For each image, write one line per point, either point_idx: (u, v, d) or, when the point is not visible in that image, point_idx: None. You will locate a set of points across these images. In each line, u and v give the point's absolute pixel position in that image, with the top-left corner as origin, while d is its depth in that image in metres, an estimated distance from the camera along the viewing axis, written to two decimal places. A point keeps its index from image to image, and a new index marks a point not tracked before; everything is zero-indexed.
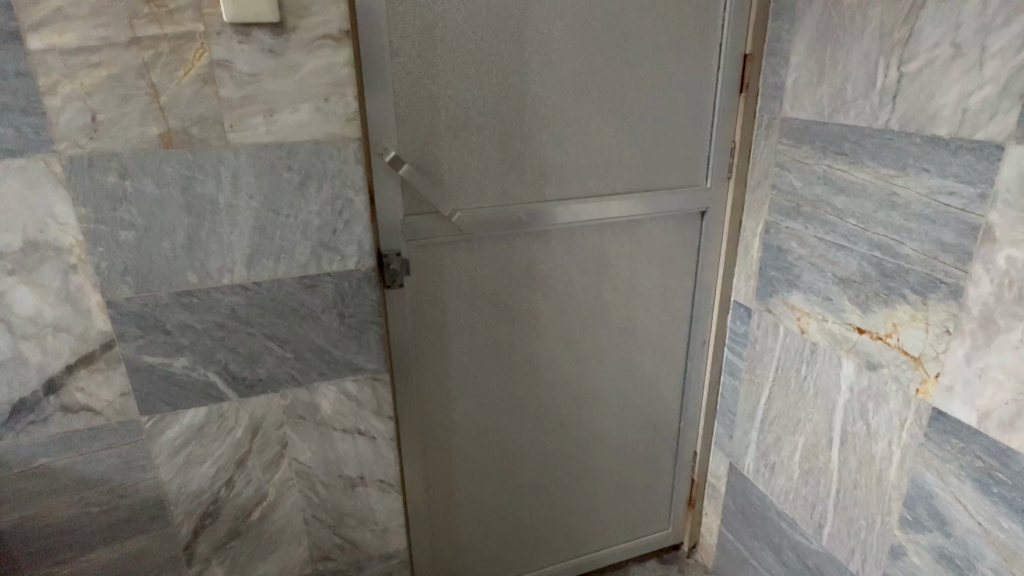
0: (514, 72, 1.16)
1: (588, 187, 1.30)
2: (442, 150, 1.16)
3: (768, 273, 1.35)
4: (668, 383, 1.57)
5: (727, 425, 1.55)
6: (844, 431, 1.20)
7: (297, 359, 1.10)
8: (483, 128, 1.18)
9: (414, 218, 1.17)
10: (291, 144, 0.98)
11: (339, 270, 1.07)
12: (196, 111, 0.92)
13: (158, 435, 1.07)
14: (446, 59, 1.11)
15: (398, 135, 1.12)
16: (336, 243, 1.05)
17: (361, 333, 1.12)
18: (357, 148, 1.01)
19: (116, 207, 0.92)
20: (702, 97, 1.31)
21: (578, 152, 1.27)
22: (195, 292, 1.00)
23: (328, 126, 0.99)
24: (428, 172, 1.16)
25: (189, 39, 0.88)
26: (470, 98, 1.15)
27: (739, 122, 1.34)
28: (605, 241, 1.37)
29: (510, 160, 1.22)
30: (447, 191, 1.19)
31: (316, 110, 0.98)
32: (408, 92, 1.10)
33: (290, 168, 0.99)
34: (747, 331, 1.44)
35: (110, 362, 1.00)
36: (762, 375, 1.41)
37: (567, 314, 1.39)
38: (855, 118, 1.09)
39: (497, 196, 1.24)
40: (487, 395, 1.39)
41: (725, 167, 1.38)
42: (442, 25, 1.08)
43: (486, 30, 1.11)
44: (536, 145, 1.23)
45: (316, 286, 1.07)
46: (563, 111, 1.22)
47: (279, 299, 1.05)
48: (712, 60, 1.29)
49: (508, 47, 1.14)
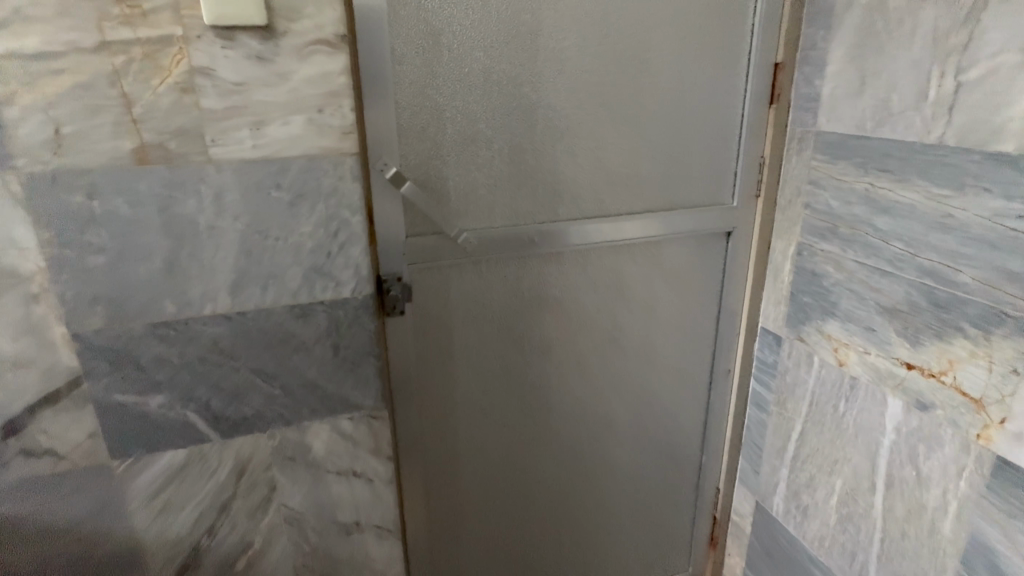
0: (525, 83, 1.07)
1: (605, 206, 1.20)
2: (448, 166, 1.07)
3: (800, 299, 1.24)
4: (690, 414, 1.46)
5: (753, 460, 1.44)
6: (890, 476, 1.09)
7: (287, 395, 0.99)
8: (493, 142, 1.08)
9: (416, 239, 1.07)
10: (281, 160, 0.88)
11: (333, 298, 0.96)
12: (174, 123, 0.82)
13: (133, 479, 0.96)
14: (453, 67, 1.02)
15: (400, 148, 1.03)
16: (330, 268, 0.95)
17: (357, 366, 1.02)
18: (354, 163, 0.91)
19: (83, 230, 0.83)
20: (727, 109, 1.22)
21: (595, 168, 1.17)
22: (174, 324, 0.90)
23: (323, 139, 0.89)
24: (432, 188, 1.07)
25: (166, 43, 0.79)
26: (479, 110, 1.06)
27: (769, 136, 1.24)
28: (622, 262, 1.26)
29: (521, 177, 1.12)
30: (453, 209, 1.09)
31: (309, 122, 0.88)
32: (411, 103, 1.01)
33: (280, 186, 0.89)
34: (776, 361, 1.33)
35: (77, 401, 0.90)
36: (794, 409, 1.30)
37: (581, 341, 1.29)
38: (902, 132, 0.99)
39: (507, 216, 1.14)
40: (495, 426, 1.29)
41: (753, 185, 1.27)
42: (448, 30, 0.99)
43: (497, 36, 1.03)
44: (549, 161, 1.13)
45: (308, 316, 0.96)
46: (577, 123, 1.13)
47: (266, 330, 0.95)
48: (739, 70, 1.20)
49: (520, 55, 1.05)
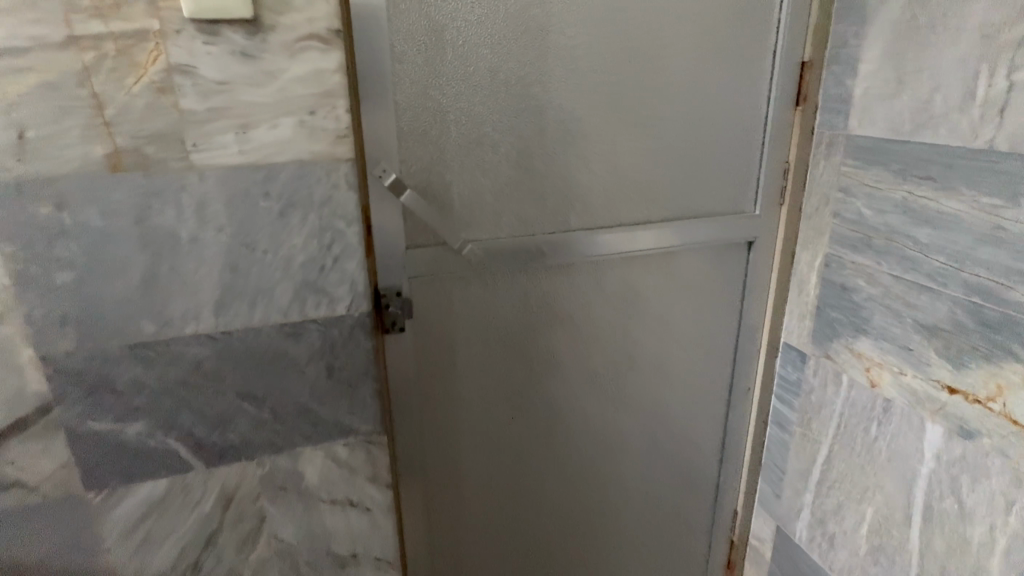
0: (535, 84, 0.99)
1: (620, 215, 1.12)
2: (452, 172, 0.99)
3: (828, 314, 1.16)
4: (708, 434, 1.38)
5: (775, 483, 1.36)
6: (929, 508, 1.01)
7: (277, 420, 0.92)
8: (500, 146, 1.01)
9: (418, 251, 1.00)
10: (270, 167, 0.80)
11: (327, 316, 0.89)
12: (151, 127, 0.75)
13: (109, 512, 0.89)
14: (457, 66, 0.94)
15: (400, 152, 0.95)
16: (324, 283, 0.87)
17: (353, 389, 0.94)
18: (350, 170, 0.83)
19: (51, 244, 0.75)
20: (750, 111, 1.14)
21: (609, 175, 1.09)
22: (153, 345, 0.83)
23: (315, 144, 0.81)
24: (435, 196, 0.99)
25: (141, 38, 0.72)
26: (485, 112, 0.98)
27: (795, 139, 1.16)
28: (638, 274, 1.18)
29: (530, 184, 1.05)
30: (456, 219, 1.02)
31: (299, 125, 0.80)
32: (412, 104, 0.94)
33: (268, 194, 0.81)
34: (800, 379, 1.25)
35: (48, 429, 0.82)
36: (820, 431, 1.21)
37: (593, 357, 1.21)
38: (945, 136, 0.91)
39: (514, 226, 1.06)
40: (500, 447, 1.21)
41: (777, 192, 1.19)
42: (452, 26, 0.92)
43: (504, 33, 0.95)
44: (559, 167, 1.05)
45: (300, 335, 0.89)
46: (590, 126, 1.05)
47: (254, 351, 0.87)
48: (763, 69, 1.12)
49: (529, 53, 0.97)
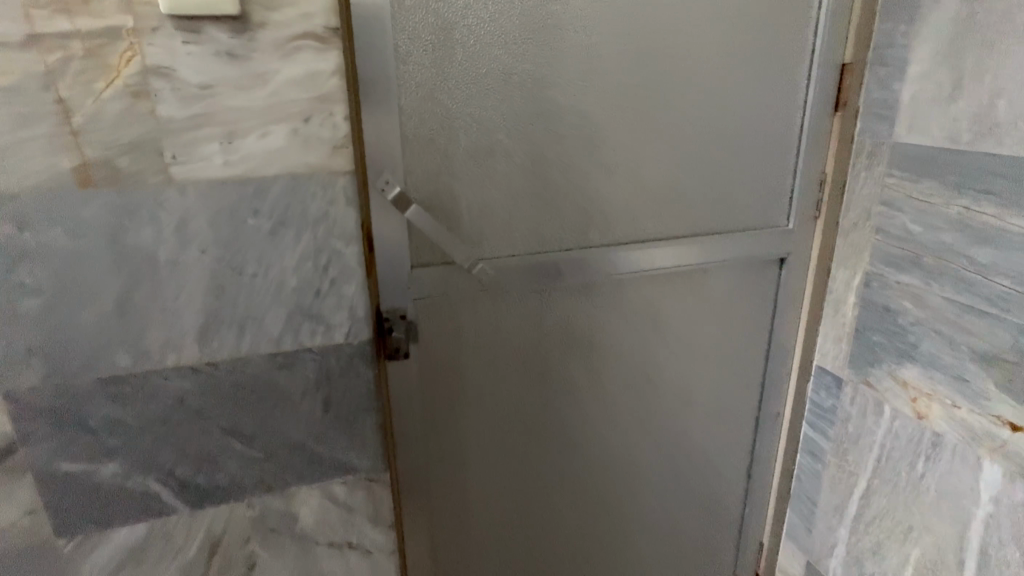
0: (552, 87, 0.91)
1: (643, 230, 1.03)
2: (462, 184, 0.91)
3: (868, 337, 1.07)
4: (734, 462, 1.28)
5: (806, 516, 1.26)
6: (985, 555, 0.92)
7: (268, 458, 0.83)
8: (514, 155, 0.92)
9: (424, 270, 0.91)
10: (259, 181, 0.71)
11: (323, 345, 0.80)
12: (124, 136, 0.66)
13: (83, 560, 0.81)
14: (468, 67, 0.86)
15: (404, 162, 0.86)
16: (319, 309, 0.79)
17: (352, 423, 0.85)
18: (348, 184, 0.75)
19: (12, 268, 0.67)
20: (785, 117, 1.05)
21: (631, 186, 1.00)
22: (130, 378, 0.74)
23: (310, 155, 0.73)
24: (442, 210, 0.91)
25: (112, 37, 0.63)
26: (498, 118, 0.89)
27: (833, 148, 1.07)
28: (661, 292, 1.09)
29: (546, 196, 0.96)
30: (466, 234, 0.93)
31: (292, 134, 0.71)
32: (418, 110, 0.85)
33: (258, 212, 0.73)
34: (836, 406, 1.16)
35: (12, 472, 0.74)
36: (858, 463, 1.12)
37: (612, 382, 1.12)
38: (1009, 146, 0.82)
39: (529, 242, 0.97)
40: (511, 478, 1.12)
41: (813, 204, 1.10)
42: (463, 23, 0.83)
43: (519, 31, 0.86)
44: (578, 178, 0.97)
45: (293, 365, 0.80)
46: (612, 133, 0.96)
47: (242, 384, 0.79)
48: (799, 72, 1.03)
49: (546, 53, 0.89)
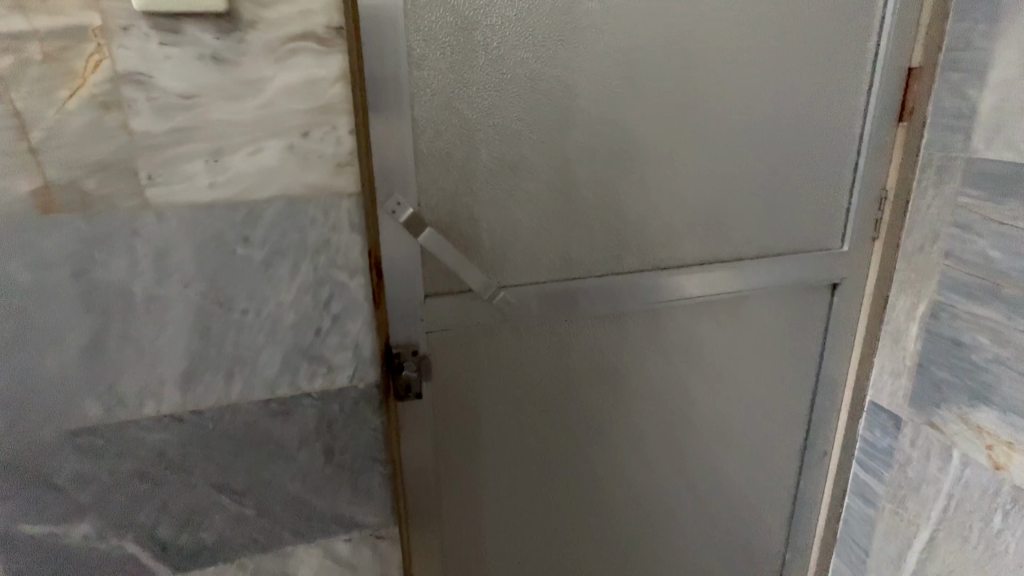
0: (585, 95, 0.80)
1: (683, 253, 0.93)
2: (482, 204, 0.80)
3: (934, 374, 0.96)
4: (776, 505, 1.17)
5: (856, 564, 1.15)
6: None
7: (261, 516, 0.73)
8: (540, 172, 0.82)
9: (439, 300, 0.81)
10: (249, 204, 0.62)
11: (324, 390, 0.70)
12: (92, 153, 0.57)
13: None
14: (490, 73, 0.75)
15: (418, 180, 0.77)
16: (320, 350, 0.69)
17: (357, 474, 0.75)
18: (352, 208, 0.65)
19: None
20: (844, 127, 0.94)
21: (670, 206, 0.89)
22: (103, 429, 0.65)
23: (308, 174, 0.63)
24: (460, 233, 0.81)
25: (77, 38, 0.54)
26: (523, 130, 0.79)
27: (896, 162, 0.96)
28: (699, 323, 0.98)
29: (575, 217, 0.85)
30: (486, 260, 0.83)
31: (288, 150, 0.61)
32: (433, 121, 0.75)
33: (248, 240, 0.63)
34: (893, 447, 1.05)
35: None
36: (919, 513, 1.01)
37: (645, 420, 1.01)
38: None
39: (556, 268, 0.87)
40: (533, 525, 1.01)
41: (872, 224, 0.99)
42: (486, 22, 0.73)
43: (549, 32, 0.76)
44: (612, 196, 0.86)
45: (290, 413, 0.70)
46: (651, 146, 0.85)
47: (232, 434, 0.69)
48: (861, 77, 0.92)
49: (579, 56, 0.78)
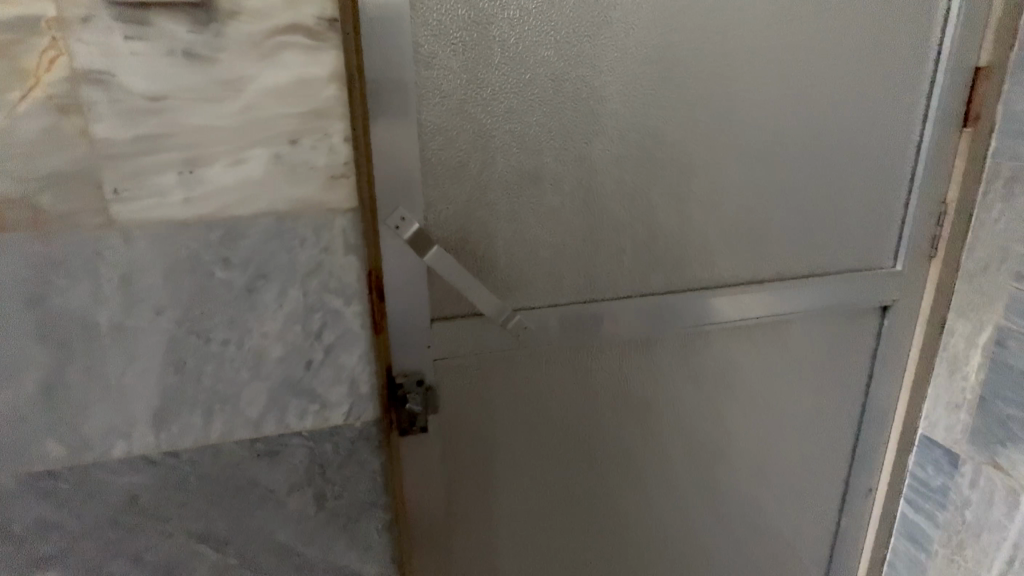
0: (613, 96, 0.72)
1: (719, 272, 0.83)
2: (497, 217, 0.72)
3: (1000, 409, 0.86)
4: (814, 543, 1.07)
5: None
6: None
7: (246, 566, 0.66)
8: (563, 183, 0.73)
9: (447, 325, 0.73)
10: (230, 222, 0.54)
11: (316, 428, 0.63)
12: (48, 164, 0.50)
13: None
14: (508, 72, 0.67)
15: (425, 193, 0.69)
16: (311, 384, 0.61)
17: (353, 521, 0.67)
18: (348, 226, 0.57)
19: None
20: (902, 133, 0.84)
21: (707, 221, 0.80)
22: (66, 472, 0.58)
23: (298, 187, 0.55)
24: (472, 251, 0.73)
25: (28, 30, 0.46)
26: (544, 137, 0.71)
27: (958, 172, 0.86)
28: (736, 348, 0.89)
29: (601, 232, 0.77)
30: (501, 280, 0.75)
31: (275, 160, 0.53)
32: (443, 126, 0.67)
33: (229, 262, 0.55)
34: (949, 486, 0.95)
35: None
36: (979, 561, 0.91)
37: (675, 454, 0.92)
38: None
39: (579, 288, 0.78)
40: (550, 564, 0.93)
41: (929, 241, 0.89)
42: (503, 16, 0.65)
43: (574, 25, 0.68)
44: (642, 209, 0.77)
45: (278, 453, 0.63)
46: (686, 153, 0.76)
47: (212, 478, 0.62)
48: (923, 77, 0.82)
49: (607, 53, 0.70)
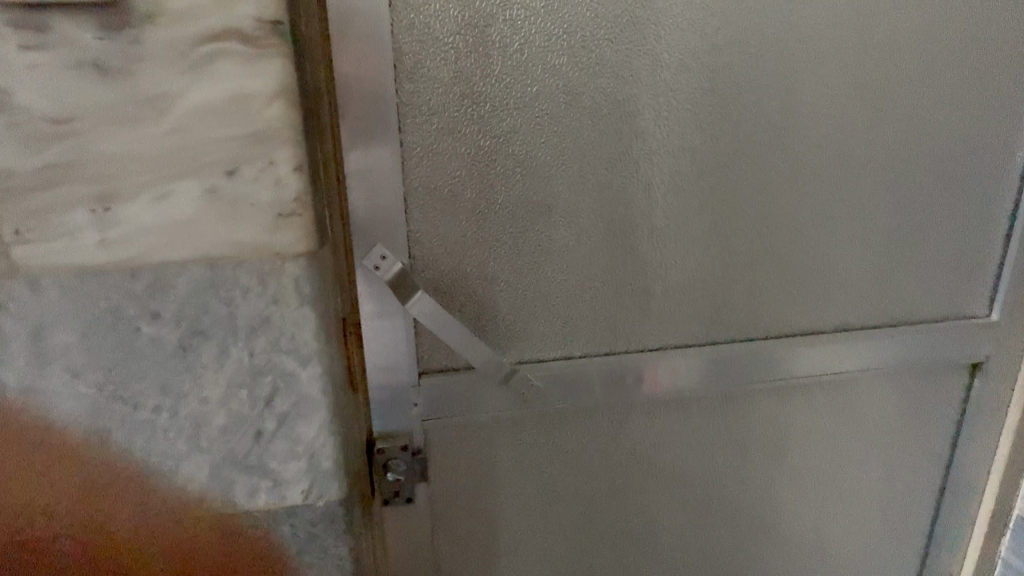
0: (641, 112, 0.59)
1: (771, 320, 0.70)
2: (498, 255, 0.61)
3: None
4: None
5: None
6: None
7: None
8: (578, 217, 0.61)
9: (436, 379, 0.63)
10: (158, 268, 0.45)
11: (269, 510, 0.52)
12: None
13: None
14: (510, 85, 0.56)
15: (413, 226, 0.59)
16: (262, 459, 0.50)
17: None
18: (301, 273, 0.46)
19: None
20: (1006, 156, 0.69)
21: (756, 262, 0.67)
22: None
23: (239, 227, 0.45)
24: (469, 293, 0.62)
25: None
26: (554, 162, 0.59)
27: None
28: (789, 411, 0.75)
29: (625, 273, 0.65)
30: (504, 327, 0.64)
31: (209, 194, 0.43)
32: (433, 149, 0.57)
33: (158, 316, 0.46)
34: None
35: None
36: None
37: (712, 529, 0.78)
38: None
39: (598, 338, 0.66)
40: None
41: None
42: (504, 16, 0.54)
43: (593, 28, 0.56)
44: (676, 245, 0.65)
45: (224, 538, 0.52)
46: (732, 180, 0.63)
47: (147, 564, 0.52)
48: None
49: (635, 60, 0.58)
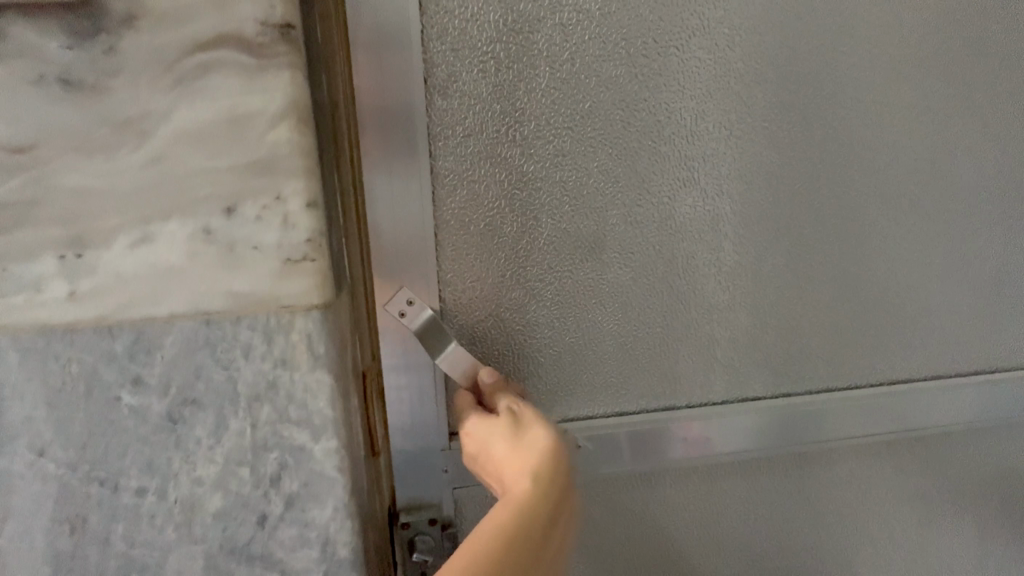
0: (710, 132, 0.51)
1: (852, 367, 0.60)
2: (542, 299, 0.53)
3: None
4: None
5: None
6: None
7: None
8: (634, 253, 0.53)
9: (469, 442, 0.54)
10: (141, 325, 0.37)
11: None
12: None
13: None
14: (559, 101, 0.48)
15: (444, 266, 0.50)
16: (266, 550, 0.41)
17: None
18: (314, 330, 0.38)
19: None
20: None
21: (836, 302, 0.58)
22: None
23: (239, 275, 0.37)
24: (509, 344, 0.53)
25: None
26: (608, 191, 0.51)
27: None
28: (875, 472, 0.65)
29: (687, 317, 0.56)
30: (548, 380, 0.55)
31: (201, 235, 0.35)
32: (468, 176, 0.49)
33: (143, 380, 0.38)
34: None
35: None
36: None
37: None
38: None
39: (654, 391, 0.57)
40: None
41: None
42: (553, 22, 0.46)
43: (655, 35, 0.48)
44: (746, 284, 0.56)
45: None
46: (811, 208, 0.55)
47: None
48: None
49: (703, 71, 0.49)
